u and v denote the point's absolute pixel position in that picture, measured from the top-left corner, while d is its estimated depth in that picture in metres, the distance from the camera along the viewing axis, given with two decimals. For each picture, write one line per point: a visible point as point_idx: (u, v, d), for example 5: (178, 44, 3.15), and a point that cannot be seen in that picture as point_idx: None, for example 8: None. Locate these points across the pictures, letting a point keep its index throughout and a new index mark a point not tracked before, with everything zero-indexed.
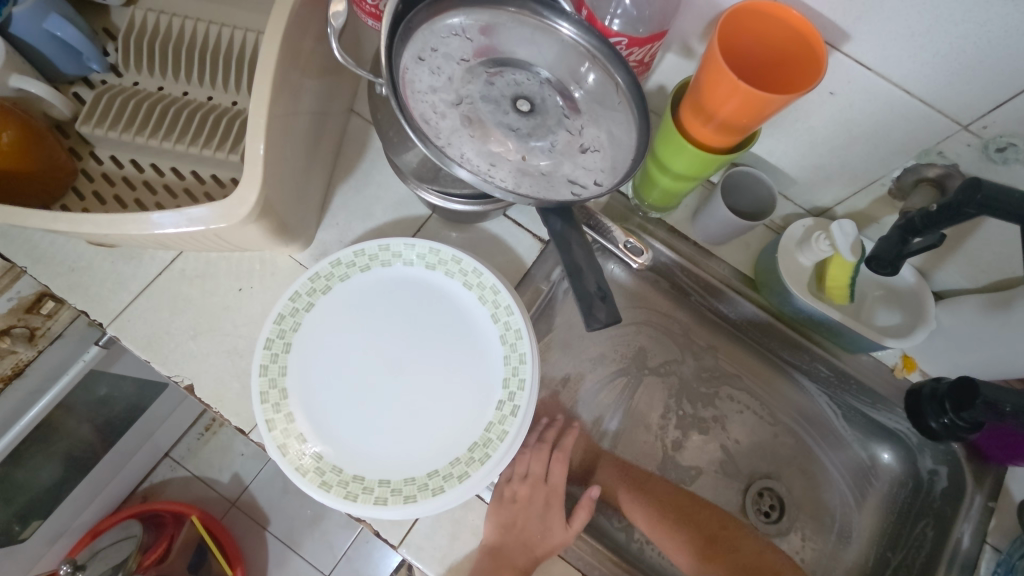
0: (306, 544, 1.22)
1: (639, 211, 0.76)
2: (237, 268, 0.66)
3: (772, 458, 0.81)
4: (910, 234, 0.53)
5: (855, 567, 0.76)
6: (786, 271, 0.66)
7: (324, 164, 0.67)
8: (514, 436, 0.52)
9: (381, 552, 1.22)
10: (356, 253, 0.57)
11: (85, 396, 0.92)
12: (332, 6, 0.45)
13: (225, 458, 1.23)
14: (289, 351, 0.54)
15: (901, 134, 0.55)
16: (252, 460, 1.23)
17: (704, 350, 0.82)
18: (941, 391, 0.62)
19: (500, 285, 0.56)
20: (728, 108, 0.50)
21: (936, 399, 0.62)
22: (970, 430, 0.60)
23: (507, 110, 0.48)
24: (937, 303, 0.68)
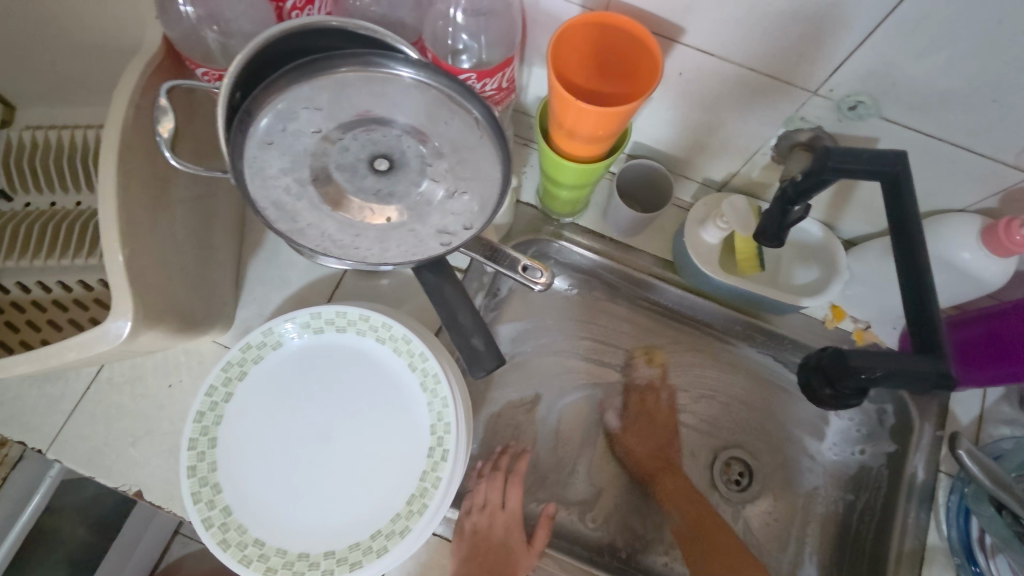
0: None
1: (552, 219, 0.77)
2: (165, 365, 0.67)
3: (732, 428, 0.80)
4: (789, 205, 0.53)
5: (827, 516, 0.75)
6: (695, 254, 0.67)
7: (226, 245, 0.67)
8: (448, 481, 0.53)
9: None
10: (264, 333, 0.56)
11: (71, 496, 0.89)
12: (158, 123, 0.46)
13: None
14: (215, 446, 0.55)
15: (764, 106, 0.56)
16: None
17: (646, 337, 0.81)
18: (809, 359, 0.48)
19: (410, 334, 0.56)
20: (583, 126, 0.52)
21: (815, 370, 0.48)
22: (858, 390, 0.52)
23: (364, 173, 0.49)
24: (850, 252, 0.69)
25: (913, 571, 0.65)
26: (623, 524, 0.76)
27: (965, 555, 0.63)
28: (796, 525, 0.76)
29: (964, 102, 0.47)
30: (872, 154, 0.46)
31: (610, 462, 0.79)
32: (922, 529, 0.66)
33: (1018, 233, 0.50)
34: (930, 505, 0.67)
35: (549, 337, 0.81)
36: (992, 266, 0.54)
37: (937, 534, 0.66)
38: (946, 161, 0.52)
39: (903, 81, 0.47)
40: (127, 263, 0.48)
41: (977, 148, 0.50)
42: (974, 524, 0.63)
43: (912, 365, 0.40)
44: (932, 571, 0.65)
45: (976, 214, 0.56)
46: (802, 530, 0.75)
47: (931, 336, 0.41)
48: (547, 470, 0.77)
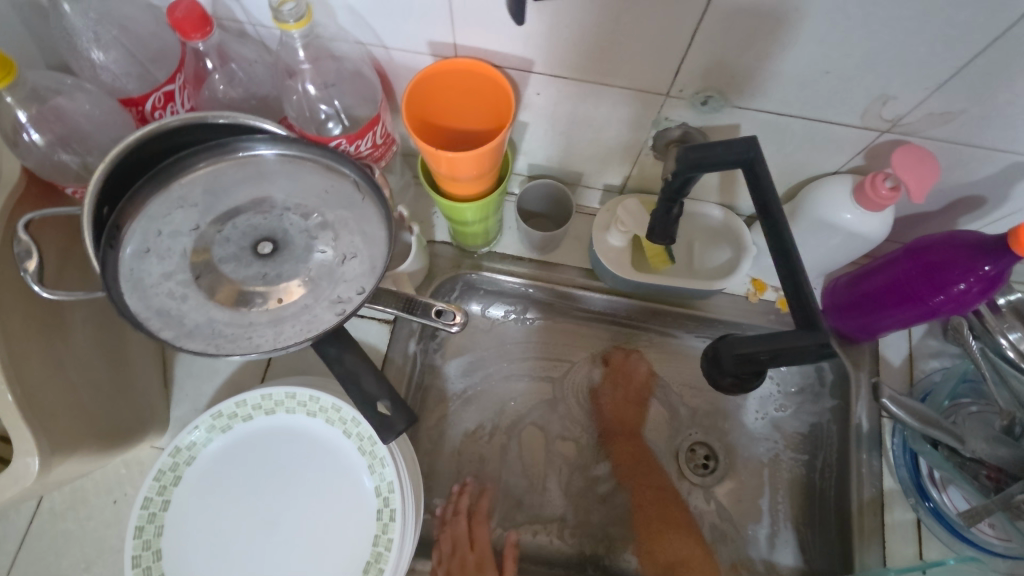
0: None
1: (470, 252, 0.78)
2: (105, 482, 0.65)
3: (693, 416, 0.81)
4: (671, 203, 0.55)
5: (795, 478, 0.76)
6: (607, 259, 0.69)
7: (145, 347, 0.67)
8: (400, 540, 0.53)
9: None
10: (192, 432, 0.56)
11: None
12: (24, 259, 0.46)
13: None
14: (161, 557, 0.54)
15: (629, 114, 0.58)
16: None
17: (589, 344, 0.83)
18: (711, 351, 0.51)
19: (339, 402, 0.57)
20: (460, 170, 0.53)
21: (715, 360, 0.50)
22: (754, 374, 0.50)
23: (249, 261, 0.49)
24: (753, 228, 0.71)
25: (876, 519, 0.67)
26: (602, 534, 0.76)
27: (918, 493, 0.65)
28: (773, 496, 0.76)
29: (799, 79, 0.49)
30: (724, 144, 0.48)
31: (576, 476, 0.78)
32: (877, 476, 0.68)
33: (883, 187, 0.53)
34: (879, 450, 0.69)
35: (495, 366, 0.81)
36: (870, 221, 0.57)
37: (892, 477, 0.68)
38: (804, 132, 0.55)
39: (738, 72, 0.49)
40: (17, 398, 0.47)
41: (827, 117, 0.52)
42: (921, 462, 0.65)
43: (794, 341, 0.42)
44: (894, 515, 0.67)
45: (848, 174, 0.58)
46: (773, 501, 0.76)
47: (807, 310, 0.43)
48: (516, 497, 0.77)
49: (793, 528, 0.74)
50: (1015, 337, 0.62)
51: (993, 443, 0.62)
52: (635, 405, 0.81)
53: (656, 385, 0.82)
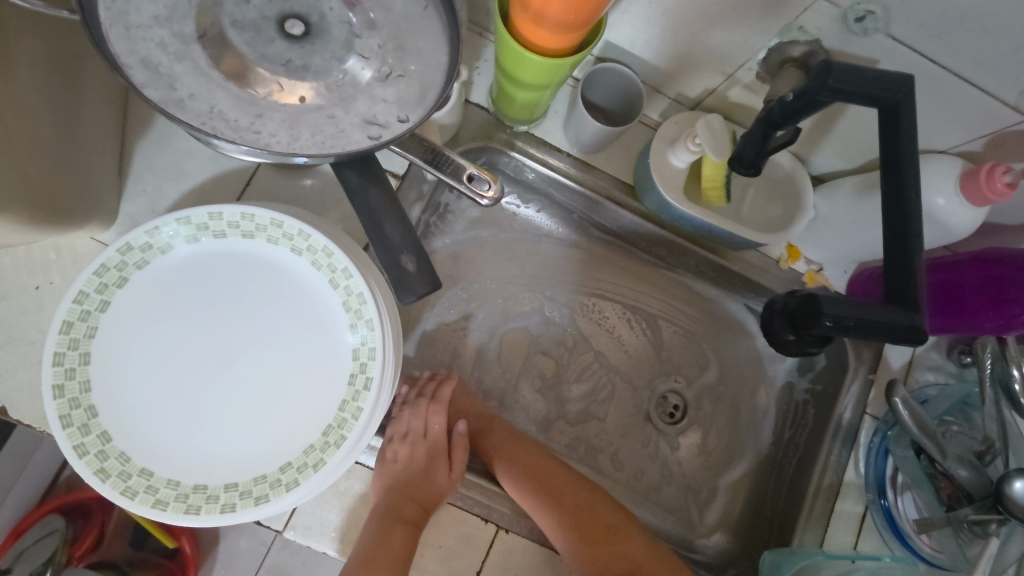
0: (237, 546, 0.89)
1: (506, 125, 0.68)
2: (28, 262, 0.55)
3: (674, 365, 0.79)
4: (772, 128, 0.47)
5: (759, 446, 0.77)
6: (661, 178, 0.62)
7: (103, 119, 0.55)
8: (370, 410, 0.48)
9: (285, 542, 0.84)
10: (150, 233, 0.47)
11: None
12: None
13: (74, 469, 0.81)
14: (88, 362, 0.46)
15: (760, 10, 0.47)
16: None
17: (594, 263, 0.79)
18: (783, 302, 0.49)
19: (332, 246, 0.49)
20: (552, 6, 0.43)
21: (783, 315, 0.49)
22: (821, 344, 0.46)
23: (269, 36, 0.36)
24: (817, 189, 0.65)
25: (828, 504, 0.67)
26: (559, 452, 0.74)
27: (877, 491, 0.66)
28: (729, 457, 0.77)
29: (981, 24, 0.41)
30: (878, 73, 0.40)
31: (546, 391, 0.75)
32: (841, 466, 0.68)
33: (1000, 180, 0.47)
34: (852, 443, 0.69)
35: (495, 264, 0.77)
36: (962, 214, 0.52)
37: (855, 470, 0.68)
38: (943, 95, 0.48)
39: None
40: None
41: (979, 82, 0.45)
42: (890, 462, 0.65)
43: (883, 317, 0.38)
44: (844, 505, 0.67)
45: (957, 156, 0.52)
46: (730, 463, 0.76)
47: (904, 284, 0.39)
48: (480, 397, 0.73)
49: (735, 491, 0.75)
50: None
51: (965, 462, 0.61)
52: (624, 337, 0.79)
53: (639, 325, 0.79)
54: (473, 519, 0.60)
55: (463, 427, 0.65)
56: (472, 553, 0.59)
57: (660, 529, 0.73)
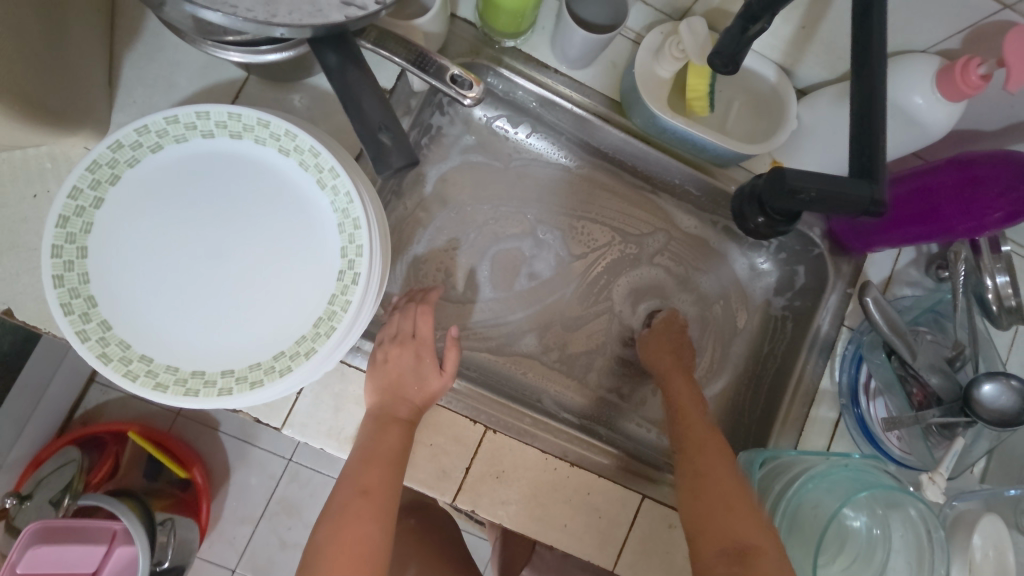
0: (244, 470, 1.25)
1: (493, 41, 0.67)
2: (25, 171, 0.56)
3: (661, 285, 0.81)
4: (750, 22, 0.47)
5: (740, 362, 0.80)
6: (644, 87, 0.62)
7: (87, 26, 0.55)
8: (358, 304, 0.50)
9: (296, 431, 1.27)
10: (139, 131, 0.49)
11: None
12: None
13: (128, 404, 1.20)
14: (86, 256, 0.48)
15: None
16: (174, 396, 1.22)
17: (581, 184, 0.80)
18: (756, 187, 0.53)
19: (318, 146, 0.50)
20: None
21: (752, 198, 0.54)
22: (786, 222, 0.53)
23: None
24: (801, 101, 0.65)
25: (803, 410, 0.70)
26: (549, 369, 0.76)
27: (850, 398, 0.69)
28: (711, 373, 0.79)
29: None
30: None
31: (534, 310, 0.78)
32: (817, 375, 0.71)
33: (974, 74, 0.48)
34: (828, 353, 0.71)
35: (484, 189, 0.78)
36: (940, 111, 0.52)
37: (831, 380, 0.71)
38: None
39: None
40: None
41: None
42: (864, 369, 0.68)
43: (845, 189, 0.40)
44: (819, 411, 0.70)
45: (937, 55, 0.53)
46: (714, 378, 0.79)
47: (870, 158, 0.41)
48: (471, 316, 0.75)
49: (716, 404, 0.79)
50: (1001, 281, 0.64)
51: (936, 369, 0.64)
52: (609, 257, 0.80)
53: (625, 248, 0.81)
54: (460, 421, 0.63)
55: (457, 329, 0.64)
56: (462, 451, 0.63)
57: (644, 439, 0.76)
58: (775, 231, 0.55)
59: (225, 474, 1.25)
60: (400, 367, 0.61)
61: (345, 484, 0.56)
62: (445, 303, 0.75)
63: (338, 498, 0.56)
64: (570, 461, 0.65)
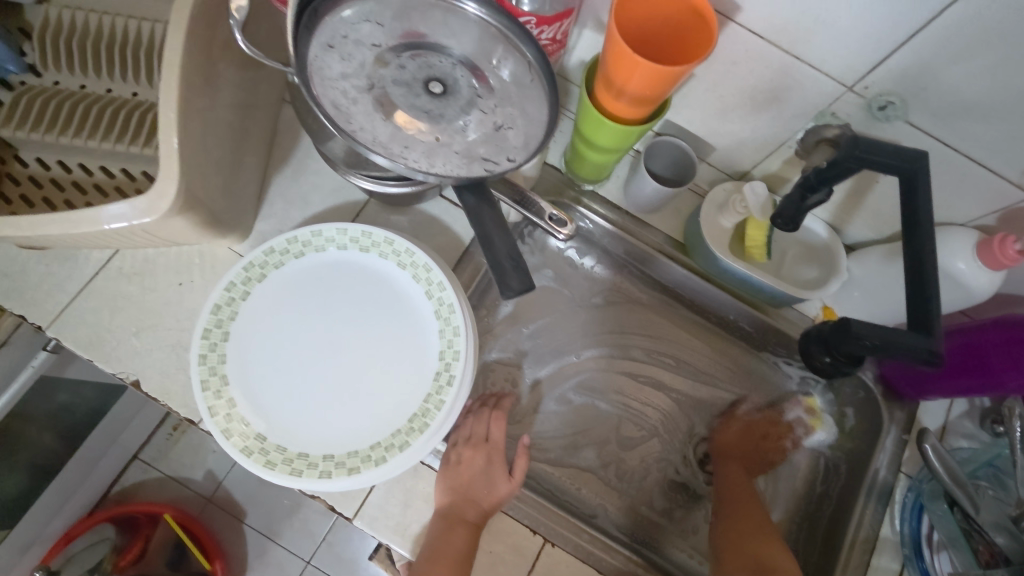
0: (266, 565, 1.24)
1: (574, 185, 0.78)
2: (176, 263, 0.66)
3: (716, 415, 0.84)
4: (808, 191, 0.56)
5: (793, 500, 0.80)
6: (708, 234, 0.71)
7: (257, 151, 0.68)
8: (451, 403, 0.55)
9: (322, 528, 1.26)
10: (289, 240, 0.58)
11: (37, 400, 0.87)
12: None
13: (169, 485, 1.24)
14: (228, 340, 0.55)
15: (797, 98, 0.59)
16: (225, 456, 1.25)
17: (639, 310, 0.86)
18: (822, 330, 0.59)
19: (432, 263, 0.58)
20: (633, 82, 0.53)
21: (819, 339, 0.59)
22: (851, 365, 0.57)
23: (418, 93, 0.49)
24: (850, 255, 0.72)
25: (864, 557, 0.70)
26: (599, 487, 0.78)
27: (913, 549, 0.68)
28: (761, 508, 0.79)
29: (985, 113, 0.50)
30: (897, 148, 0.49)
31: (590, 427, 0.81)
32: (876, 520, 0.71)
33: (1011, 248, 0.55)
34: (886, 500, 0.71)
35: (550, 308, 0.85)
36: (982, 277, 0.59)
37: (890, 528, 0.71)
38: (955, 170, 0.56)
39: (934, 87, 0.50)
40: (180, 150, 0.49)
41: (986, 161, 0.54)
42: (925, 520, 0.67)
43: (904, 340, 0.46)
44: (879, 560, 0.70)
45: (974, 228, 0.60)
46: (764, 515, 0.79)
47: (925, 317, 0.46)
48: (531, 428, 0.79)
49: None
50: None
51: (1003, 528, 0.61)
52: (668, 383, 0.85)
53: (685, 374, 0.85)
54: (519, 530, 0.65)
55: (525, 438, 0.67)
56: (520, 561, 0.64)
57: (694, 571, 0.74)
58: (836, 374, 0.59)
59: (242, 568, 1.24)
60: (472, 474, 0.64)
61: None
62: (507, 411, 0.79)
63: None
64: None
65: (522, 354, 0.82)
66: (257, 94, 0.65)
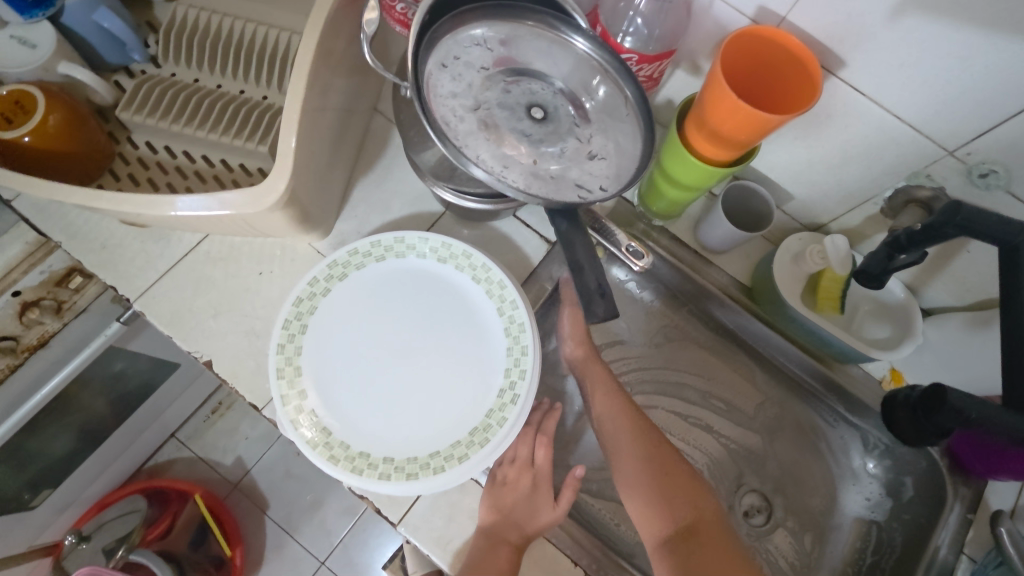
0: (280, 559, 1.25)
1: (643, 218, 0.79)
2: (259, 253, 0.69)
3: (765, 468, 0.81)
4: (896, 251, 0.56)
5: (838, 567, 0.77)
6: (780, 281, 0.70)
7: (348, 155, 0.71)
8: (514, 422, 0.55)
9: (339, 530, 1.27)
10: (372, 244, 0.60)
11: (102, 370, 0.91)
12: (366, 14, 0.49)
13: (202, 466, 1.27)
14: (305, 332, 0.57)
15: (891, 156, 0.58)
16: (255, 444, 1.29)
17: (694, 350, 0.85)
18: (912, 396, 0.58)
19: (507, 281, 0.59)
20: (726, 125, 0.54)
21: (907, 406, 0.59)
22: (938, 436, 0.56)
23: (520, 117, 0.51)
24: (926, 319, 0.70)
25: None
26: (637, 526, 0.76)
27: None
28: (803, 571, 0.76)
29: None
30: (1004, 218, 0.48)
31: None
32: None
33: None
34: None
35: (602, 337, 0.85)
36: None
37: None
38: None
39: None
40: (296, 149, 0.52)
41: None
42: None
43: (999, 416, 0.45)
44: None
45: None
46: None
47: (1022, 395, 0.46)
48: (574, 455, 0.79)
49: None
50: None
51: None
52: (719, 429, 0.83)
53: (737, 421, 0.83)
54: (558, 559, 0.64)
55: (579, 470, 0.66)
56: None
57: None
58: (923, 442, 0.58)
59: (259, 560, 1.25)
60: (515, 495, 0.63)
61: None
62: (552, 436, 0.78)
63: None
64: None
65: (572, 381, 0.82)
66: (357, 102, 0.68)
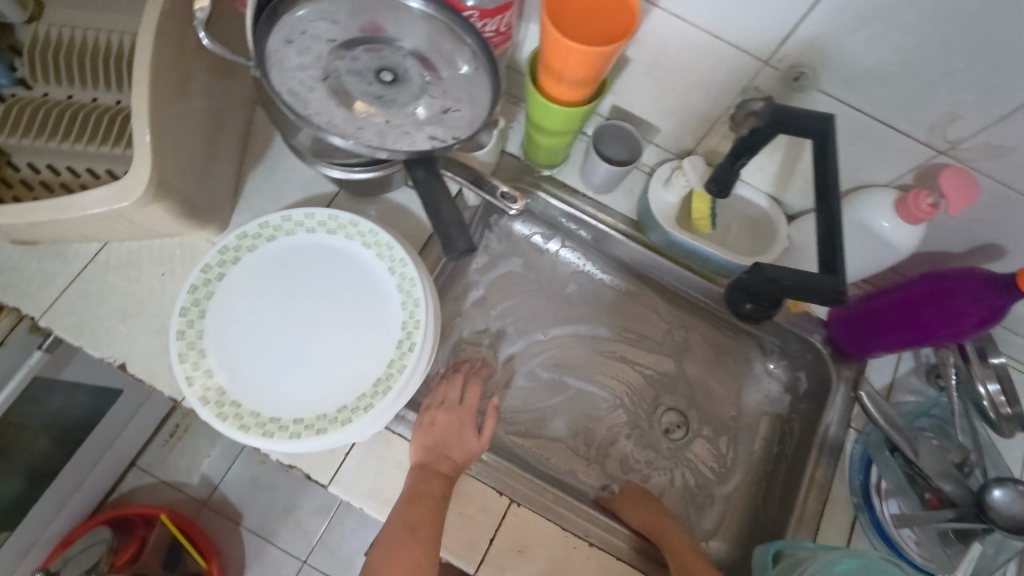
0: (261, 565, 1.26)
1: (530, 170, 0.83)
2: (159, 255, 0.71)
3: (681, 388, 0.87)
4: (738, 159, 0.61)
5: (756, 462, 0.83)
6: (658, 211, 0.76)
7: (232, 149, 0.73)
8: (412, 367, 0.59)
9: (315, 526, 1.29)
10: (261, 225, 0.63)
11: (41, 409, 0.91)
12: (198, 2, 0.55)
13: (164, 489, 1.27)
14: (205, 316, 0.60)
15: (723, 75, 0.64)
16: (218, 460, 1.31)
17: (603, 289, 0.91)
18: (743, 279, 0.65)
19: (394, 242, 0.63)
20: (568, 65, 0.58)
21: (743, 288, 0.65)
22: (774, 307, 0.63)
23: (371, 82, 0.53)
24: (792, 223, 0.77)
25: (819, 504, 0.72)
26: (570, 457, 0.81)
27: (863, 497, 0.71)
28: (724, 472, 0.83)
29: (887, 78, 0.55)
30: (811, 112, 0.54)
31: (559, 401, 0.85)
32: (829, 476, 0.73)
33: (924, 203, 0.59)
34: (838, 454, 0.74)
35: (516, 291, 0.89)
36: (904, 233, 0.63)
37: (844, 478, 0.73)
38: (871, 133, 0.62)
39: (839, 56, 0.56)
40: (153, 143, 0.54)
41: (895, 123, 0.59)
42: (873, 470, 0.72)
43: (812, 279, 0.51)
44: (834, 512, 0.72)
45: (895, 188, 0.66)
46: (728, 477, 0.83)
47: (831, 260, 0.52)
48: (502, 402, 0.83)
49: (734, 503, 0.81)
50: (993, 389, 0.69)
51: (948, 475, 0.68)
52: (635, 357, 0.89)
53: (649, 347, 0.89)
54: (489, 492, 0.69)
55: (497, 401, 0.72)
56: (490, 520, 0.67)
57: None
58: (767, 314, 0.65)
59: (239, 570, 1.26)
60: (445, 430, 0.68)
61: (394, 525, 0.61)
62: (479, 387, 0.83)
63: (390, 535, 0.61)
64: (590, 542, 0.68)
65: (492, 335, 0.86)
66: (229, 95, 0.70)
